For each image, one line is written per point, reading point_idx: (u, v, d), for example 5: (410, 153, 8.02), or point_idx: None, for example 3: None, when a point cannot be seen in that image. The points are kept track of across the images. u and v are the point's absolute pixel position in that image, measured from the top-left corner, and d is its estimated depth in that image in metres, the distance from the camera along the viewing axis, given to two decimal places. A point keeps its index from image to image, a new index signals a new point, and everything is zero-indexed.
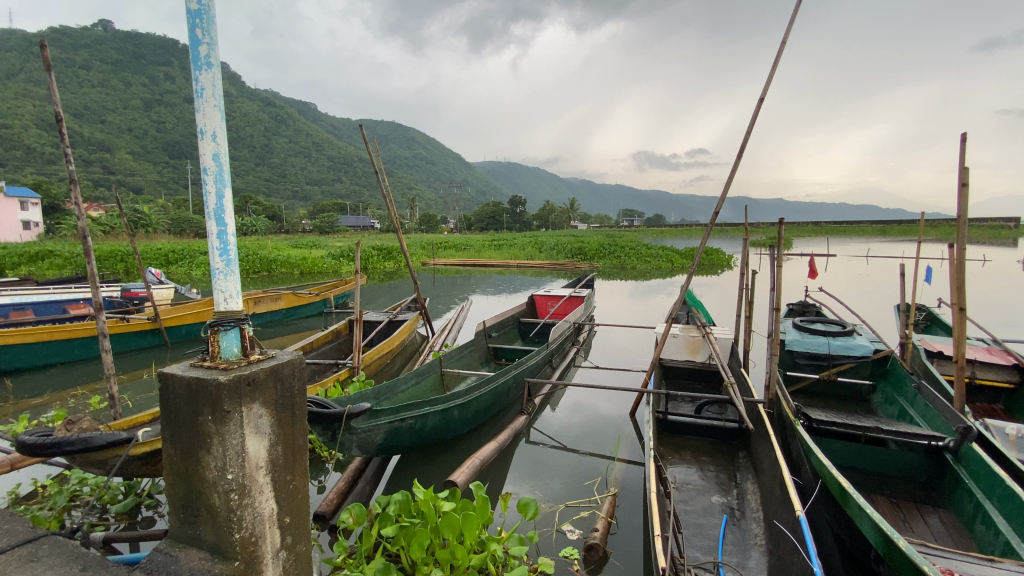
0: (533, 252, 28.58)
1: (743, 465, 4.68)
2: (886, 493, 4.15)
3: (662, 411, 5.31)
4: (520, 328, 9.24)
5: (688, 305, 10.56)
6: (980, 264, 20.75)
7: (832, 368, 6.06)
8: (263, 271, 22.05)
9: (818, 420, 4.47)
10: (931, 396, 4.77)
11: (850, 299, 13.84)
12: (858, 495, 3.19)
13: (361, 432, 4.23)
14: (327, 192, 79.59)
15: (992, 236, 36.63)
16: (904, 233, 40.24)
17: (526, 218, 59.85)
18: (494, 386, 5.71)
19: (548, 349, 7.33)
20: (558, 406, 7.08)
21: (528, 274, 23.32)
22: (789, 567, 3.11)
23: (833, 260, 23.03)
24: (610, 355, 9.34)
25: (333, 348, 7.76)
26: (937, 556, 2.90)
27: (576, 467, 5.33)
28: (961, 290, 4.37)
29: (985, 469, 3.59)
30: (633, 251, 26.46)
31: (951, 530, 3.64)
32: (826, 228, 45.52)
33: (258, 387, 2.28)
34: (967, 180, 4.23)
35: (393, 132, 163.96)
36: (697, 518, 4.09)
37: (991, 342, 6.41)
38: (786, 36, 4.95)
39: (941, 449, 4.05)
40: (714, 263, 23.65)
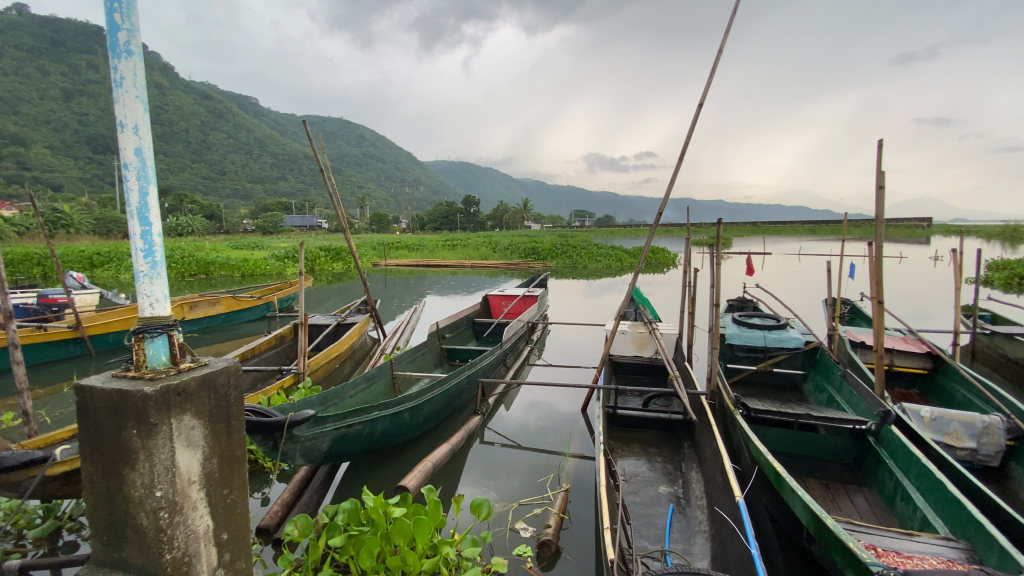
0: (487, 252, 28.47)
1: (688, 456, 4.86)
2: (817, 475, 4.43)
3: (613, 406, 5.43)
4: (474, 328, 9.21)
5: (636, 302, 10.87)
6: (898, 260, 22.51)
7: (768, 359, 6.44)
8: (200, 274, 20.84)
9: (756, 409, 4.71)
10: (856, 383, 5.13)
11: (786, 294, 14.71)
12: (791, 478, 3.39)
13: (305, 440, 4.07)
14: (270, 190, 76.13)
15: (907, 234, 39.96)
16: (831, 232, 43.13)
17: (480, 218, 59.68)
18: (447, 388, 5.64)
19: (502, 349, 7.34)
20: (512, 405, 7.10)
21: (482, 274, 23.21)
22: (730, 550, 3.26)
23: (769, 258, 24.34)
24: (563, 353, 9.46)
25: (277, 355, 7.44)
26: (861, 533, 3.11)
27: (530, 466, 5.36)
28: (880, 285, 4.70)
29: (904, 449, 3.90)
30: (584, 251, 26.90)
31: (874, 508, 3.93)
32: (762, 228, 48.24)
33: (189, 398, 2.15)
34: (883, 184, 4.58)
35: (340, 129, 159.21)
36: (645, 508, 4.20)
37: (907, 332, 6.97)
38: (724, 45, 5.18)
39: (864, 432, 4.38)
40: (661, 262, 24.47)
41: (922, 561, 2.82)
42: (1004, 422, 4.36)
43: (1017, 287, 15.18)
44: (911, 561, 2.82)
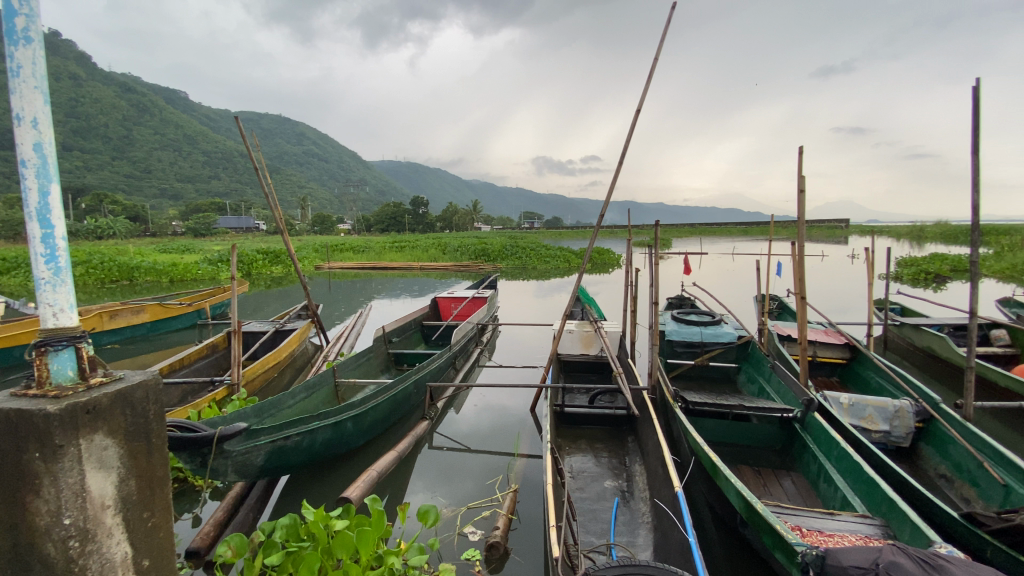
0: (435, 254, 28.12)
1: (632, 450, 5.01)
2: (749, 463, 4.68)
3: (560, 404, 5.51)
4: (423, 332, 9.07)
5: (582, 302, 11.10)
6: (821, 258, 24.27)
7: (705, 354, 6.76)
8: (123, 280, 19.25)
9: (694, 402, 4.92)
10: (783, 373, 5.47)
11: (722, 292, 15.51)
12: (725, 467, 3.58)
13: (236, 455, 3.87)
14: (202, 190, 71.58)
15: (828, 235, 43.12)
16: (762, 233, 45.86)
17: (428, 219, 58.88)
18: (393, 394, 5.52)
19: (451, 352, 7.26)
20: (462, 408, 7.04)
21: (430, 277, 22.89)
22: (670, 539, 3.38)
23: (706, 257, 25.56)
24: (513, 354, 9.49)
25: (209, 365, 7.01)
26: (788, 515, 3.32)
27: (479, 468, 5.34)
28: (803, 282, 5.04)
29: (825, 434, 4.21)
30: (533, 252, 27.17)
31: (801, 491, 4.20)
32: (700, 229, 50.58)
33: (100, 415, 1.97)
34: (803, 188, 4.92)
35: (280, 127, 152.43)
36: (591, 503, 4.29)
37: (828, 325, 7.52)
38: (659, 54, 5.38)
39: (791, 420, 4.69)
40: (607, 262, 25.13)
41: (842, 538, 3.04)
42: (913, 405, 4.77)
43: (922, 281, 16.74)
44: (833, 539, 3.02)
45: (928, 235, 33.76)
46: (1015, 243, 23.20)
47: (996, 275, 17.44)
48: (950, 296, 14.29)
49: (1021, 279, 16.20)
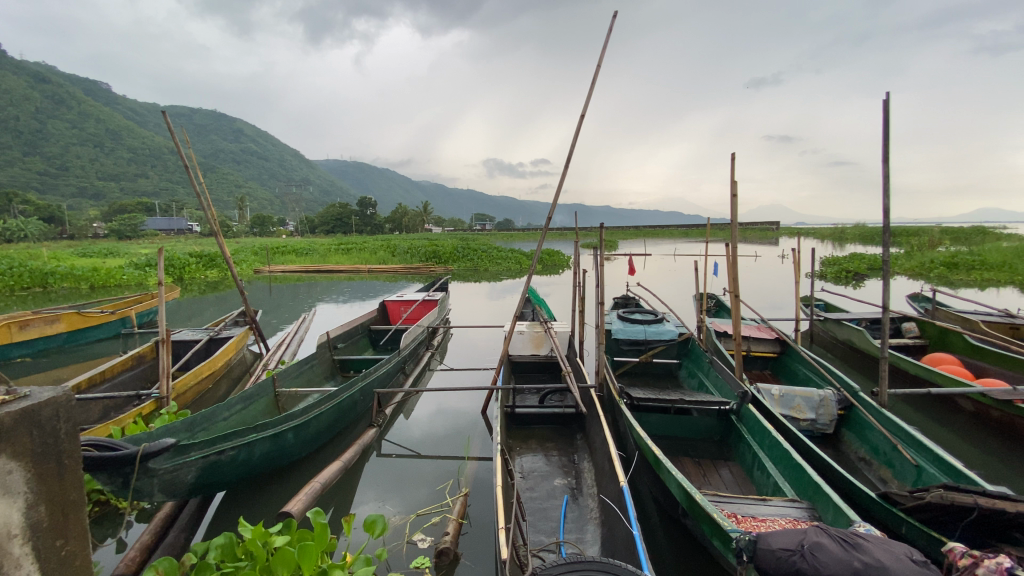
0: (384, 256, 27.47)
1: (581, 447, 5.11)
2: (690, 454, 4.89)
3: (511, 405, 5.53)
4: (370, 337, 8.84)
5: (532, 303, 11.20)
6: (754, 258, 25.72)
7: (649, 351, 6.99)
8: (35, 287, 17.52)
9: (638, 398, 5.08)
10: (720, 368, 5.75)
11: (666, 291, 16.11)
12: (668, 460, 3.71)
13: (164, 474, 3.62)
14: (127, 188, 66.43)
15: (761, 236, 45.79)
16: (701, 234, 48.06)
17: (377, 220, 57.50)
18: (338, 402, 5.35)
19: (400, 356, 7.12)
20: (412, 413, 6.91)
21: (379, 280, 22.33)
22: (616, 534, 3.47)
23: (651, 258, 26.48)
24: (464, 356, 9.43)
25: (134, 378, 6.52)
26: (724, 503, 3.49)
27: (430, 474, 5.26)
28: (736, 281, 5.33)
29: (758, 424, 4.46)
30: (483, 254, 27.11)
31: (738, 479, 4.43)
32: (645, 231, 52.36)
33: (2, 437, 1.78)
34: (735, 194, 5.20)
35: (215, 123, 144.22)
36: (541, 502, 4.33)
37: (761, 320, 7.98)
38: (602, 60, 5.51)
39: (728, 412, 4.94)
40: (556, 263, 25.51)
41: (772, 523, 3.23)
42: (836, 394, 5.15)
43: (844, 279, 18.09)
44: (765, 524, 3.21)
45: (848, 236, 36.54)
46: (920, 244, 25.58)
47: (906, 272, 19.17)
48: (867, 292, 15.53)
49: (926, 277, 17.87)
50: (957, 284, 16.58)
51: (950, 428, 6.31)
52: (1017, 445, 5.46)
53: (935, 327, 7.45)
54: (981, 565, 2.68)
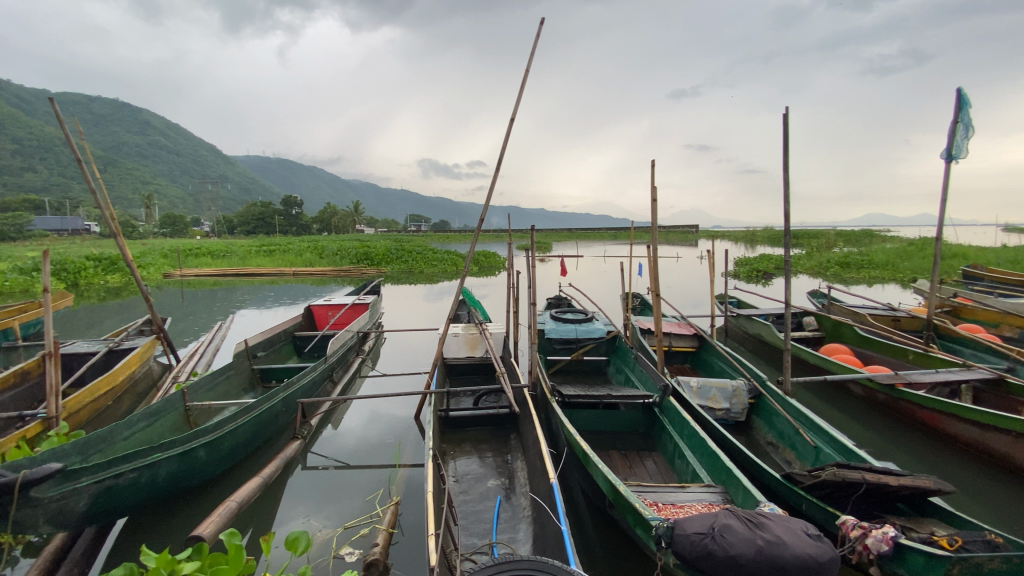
0: (311, 258, 26.20)
1: (514, 447, 5.15)
2: (618, 448, 5.08)
3: (444, 409, 5.47)
4: (295, 344, 8.40)
5: (467, 305, 11.16)
6: (677, 259, 27.23)
7: (579, 350, 7.20)
8: None
9: (568, 396, 5.22)
10: (644, 363, 6.04)
11: (597, 291, 16.65)
12: (596, 455, 3.83)
13: (50, 503, 3.26)
14: (6, 183, 58.52)
15: (684, 238, 48.54)
16: (630, 237, 50.14)
17: (304, 221, 54.72)
18: (257, 414, 5.03)
19: (327, 363, 6.82)
20: (341, 422, 6.65)
21: (306, 283, 21.25)
22: (547, 531, 3.53)
23: (583, 260, 27.31)
24: (397, 361, 9.21)
25: (16, 398, 5.76)
26: (647, 493, 3.66)
27: (360, 484, 5.09)
28: (657, 280, 5.62)
29: (679, 416, 4.73)
30: (417, 256, 26.63)
31: (661, 468, 4.67)
32: (576, 233, 53.81)
33: None
34: (656, 198, 5.48)
35: (116, 113, 130.95)
36: (474, 505, 4.32)
37: (682, 318, 8.46)
38: (530, 65, 5.62)
39: (651, 405, 5.19)
40: (492, 265, 25.58)
41: (690, 508, 3.44)
42: (746, 385, 5.58)
43: (755, 278, 19.61)
44: (683, 510, 3.40)
45: (759, 238, 39.65)
46: (819, 246, 28.27)
47: (806, 270, 21.12)
48: (774, 290, 16.94)
49: (823, 274, 19.77)
50: (848, 281, 18.46)
51: (843, 410, 7.05)
52: (896, 423, 6.21)
53: (830, 320, 8.26)
54: (870, 535, 3.06)
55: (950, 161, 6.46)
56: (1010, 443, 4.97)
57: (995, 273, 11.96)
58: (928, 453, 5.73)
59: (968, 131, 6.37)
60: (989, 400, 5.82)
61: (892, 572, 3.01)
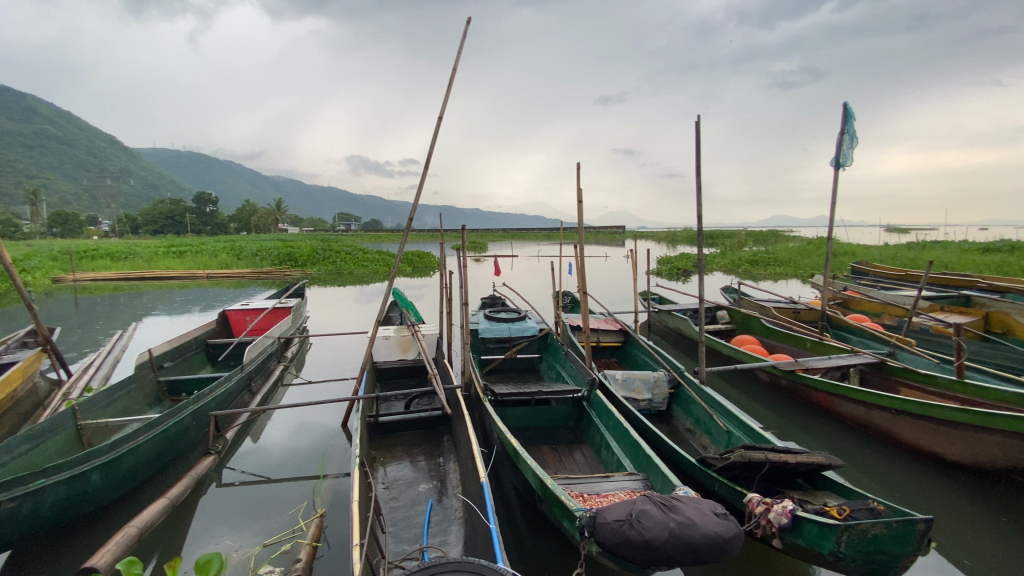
0: (227, 259, 24.38)
1: (447, 449, 5.12)
2: (548, 443, 5.19)
3: (374, 414, 5.32)
4: (208, 353, 7.82)
5: (398, 307, 10.93)
6: (606, 258, 28.25)
7: (512, 348, 7.29)
8: None
9: (499, 394, 5.26)
10: (573, 358, 6.22)
11: (529, 291, 16.89)
12: (525, 452, 3.90)
13: None
14: None
15: (613, 238, 50.38)
16: (562, 237, 51.28)
17: (220, 219, 51.00)
18: (162, 430, 4.64)
19: (244, 372, 6.41)
20: (261, 435, 6.28)
21: (224, 286, 19.82)
22: (477, 532, 3.53)
23: (517, 260, 27.61)
24: (324, 367, 8.85)
25: None
26: (573, 485, 3.78)
27: (281, 498, 4.84)
28: (583, 278, 5.81)
29: (605, 409, 4.92)
30: (346, 257, 25.67)
31: (589, 460, 4.82)
32: (510, 232, 54.29)
33: None
34: (582, 199, 5.66)
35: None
36: (404, 510, 4.24)
37: (608, 314, 8.81)
38: (457, 64, 5.61)
39: (580, 399, 5.36)
40: (426, 265, 25.18)
41: (613, 496, 3.58)
42: (666, 376, 5.91)
43: (676, 276, 20.72)
44: (607, 498, 3.54)
45: (680, 237, 42.00)
46: (732, 245, 30.42)
47: (721, 267, 22.67)
48: (693, 286, 18.03)
49: (736, 271, 21.32)
50: (757, 277, 20.04)
51: (752, 396, 7.65)
52: (796, 405, 6.84)
53: (741, 313, 8.95)
54: (772, 510, 3.37)
55: (839, 168, 7.20)
56: (888, 418, 5.63)
57: (878, 269, 13.46)
58: (823, 431, 6.36)
59: (852, 142, 7.15)
60: (873, 381, 6.54)
61: (792, 542, 3.33)
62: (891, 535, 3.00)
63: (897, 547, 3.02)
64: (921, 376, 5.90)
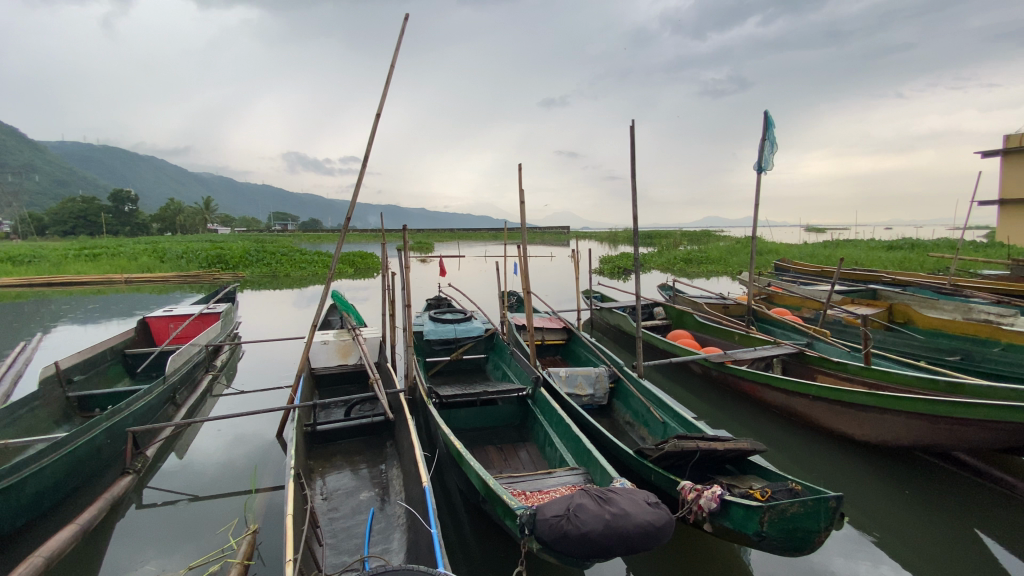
0: (149, 262, 22.60)
1: (390, 454, 5.02)
2: (493, 442, 5.20)
3: (312, 423, 5.12)
4: (125, 363, 7.22)
5: (339, 310, 10.57)
6: (550, 258, 28.69)
7: (458, 349, 7.27)
8: None
9: (444, 396, 5.22)
10: (518, 357, 6.28)
11: (474, 291, 16.85)
12: (469, 454, 3.90)
13: None
14: None
15: (557, 238, 51.24)
16: (508, 237, 51.51)
17: (140, 219, 47.21)
18: (69, 451, 4.24)
19: (167, 384, 5.99)
20: (187, 450, 5.88)
21: (145, 292, 18.38)
22: (419, 538, 3.48)
23: (462, 261, 27.48)
24: (258, 375, 8.42)
25: None
26: (516, 484, 3.81)
27: (209, 516, 4.56)
28: (527, 277, 5.87)
29: (548, 406, 5.00)
30: (282, 259, 24.51)
31: (533, 457, 4.88)
32: (457, 233, 53.95)
33: None
34: (524, 199, 5.73)
35: None
36: (345, 521, 4.11)
37: (552, 313, 8.95)
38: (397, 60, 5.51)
39: (525, 398, 5.42)
40: (368, 266, 24.54)
41: (553, 492, 3.64)
42: (607, 371, 6.10)
43: (617, 275, 21.35)
44: (548, 495, 3.60)
45: (622, 237, 43.36)
46: (668, 244, 31.79)
47: (658, 265, 23.63)
48: (632, 285, 18.67)
49: (672, 269, 22.29)
50: (691, 275, 21.05)
51: (687, 388, 8.04)
52: (727, 394, 7.25)
53: (676, 309, 9.38)
54: (703, 496, 3.56)
55: (761, 172, 7.69)
56: (807, 404, 6.07)
57: (797, 266, 14.51)
58: (751, 418, 6.79)
59: (772, 148, 7.67)
60: (794, 370, 7.05)
61: (720, 524, 3.53)
62: (807, 512, 3.24)
63: (812, 523, 3.26)
64: (833, 363, 6.42)
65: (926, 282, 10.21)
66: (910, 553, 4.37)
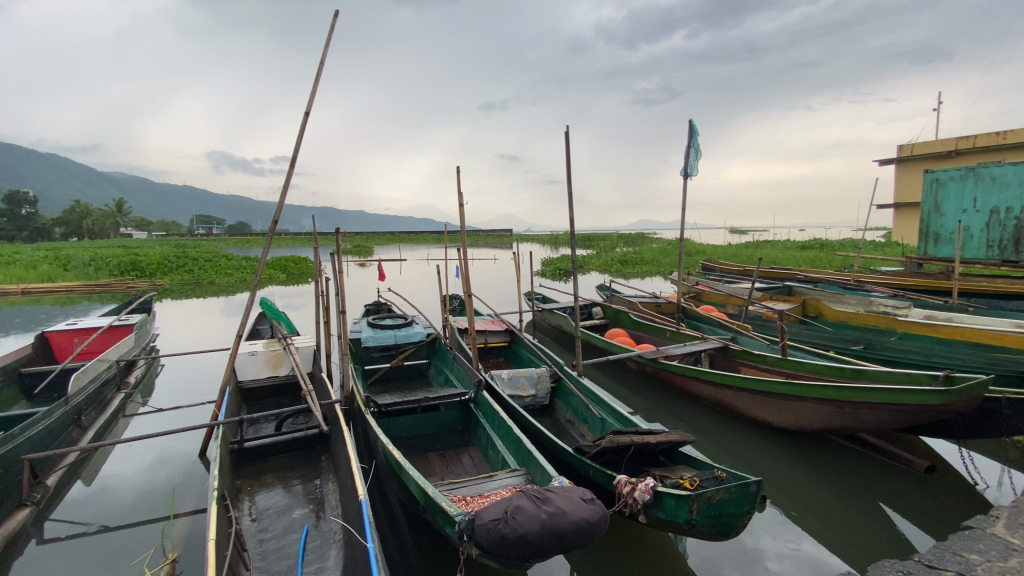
0: (50, 271, 20.42)
1: (325, 468, 4.83)
2: (434, 448, 5.14)
3: (239, 440, 4.83)
4: (21, 385, 6.50)
5: (270, 318, 10.04)
6: (492, 260, 28.81)
7: (398, 355, 7.13)
8: None
9: (383, 404, 5.10)
10: (460, 361, 6.24)
11: (415, 295, 16.55)
12: (407, 463, 3.83)
13: None
14: None
15: (499, 241, 51.53)
16: (449, 241, 51.13)
17: (38, 223, 42.56)
18: None
19: (69, 405, 5.43)
20: (95, 476, 5.36)
21: (45, 303, 16.59)
22: (355, 554, 3.38)
23: (402, 264, 26.98)
24: (181, 390, 7.85)
25: None
26: (456, 489, 3.78)
27: (122, 547, 4.18)
28: (467, 280, 5.86)
29: (490, 409, 5.01)
30: (208, 265, 22.96)
31: (476, 461, 4.87)
32: (397, 236, 52.88)
33: None
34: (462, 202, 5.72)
35: None
36: (276, 541, 3.91)
37: (495, 316, 8.97)
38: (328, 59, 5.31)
39: (467, 402, 5.41)
40: (303, 272, 23.52)
41: (494, 496, 3.65)
42: (548, 371, 6.20)
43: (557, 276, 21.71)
44: (488, 499, 3.60)
45: (562, 240, 44.25)
46: (606, 246, 32.81)
47: (596, 267, 24.34)
48: (572, 286, 19.10)
49: (610, 270, 23.04)
50: (627, 276, 21.83)
51: (624, 384, 8.32)
52: (661, 389, 7.57)
53: (613, 309, 9.69)
54: (637, 489, 3.70)
55: (687, 178, 8.12)
56: (732, 395, 6.45)
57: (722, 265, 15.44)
58: (683, 411, 7.13)
59: (697, 154, 8.12)
60: (720, 364, 7.49)
61: (654, 515, 3.68)
62: (731, 497, 3.45)
63: (736, 507, 3.48)
64: (755, 356, 6.88)
65: (833, 279, 11.18)
66: (824, 529, 4.77)
